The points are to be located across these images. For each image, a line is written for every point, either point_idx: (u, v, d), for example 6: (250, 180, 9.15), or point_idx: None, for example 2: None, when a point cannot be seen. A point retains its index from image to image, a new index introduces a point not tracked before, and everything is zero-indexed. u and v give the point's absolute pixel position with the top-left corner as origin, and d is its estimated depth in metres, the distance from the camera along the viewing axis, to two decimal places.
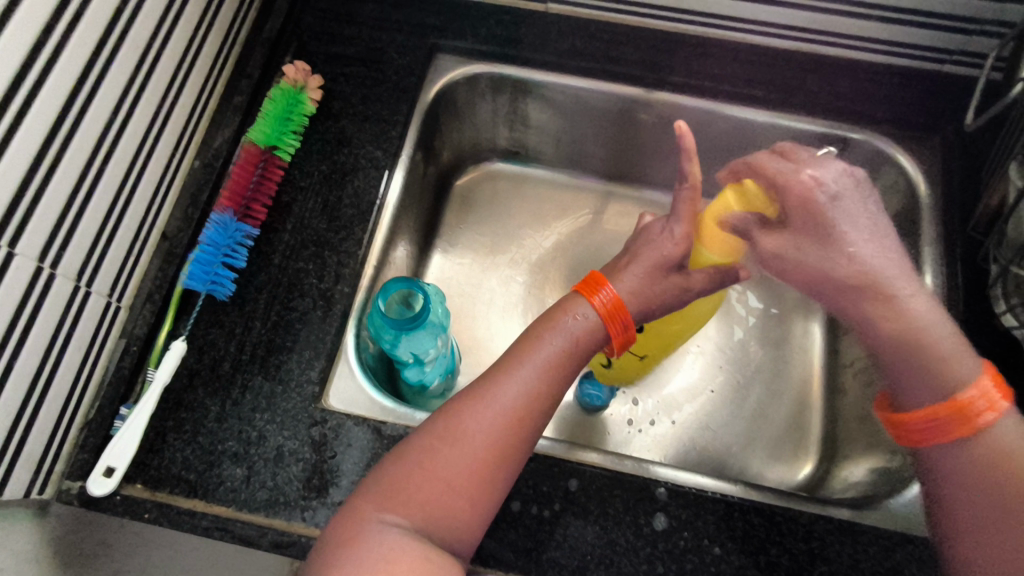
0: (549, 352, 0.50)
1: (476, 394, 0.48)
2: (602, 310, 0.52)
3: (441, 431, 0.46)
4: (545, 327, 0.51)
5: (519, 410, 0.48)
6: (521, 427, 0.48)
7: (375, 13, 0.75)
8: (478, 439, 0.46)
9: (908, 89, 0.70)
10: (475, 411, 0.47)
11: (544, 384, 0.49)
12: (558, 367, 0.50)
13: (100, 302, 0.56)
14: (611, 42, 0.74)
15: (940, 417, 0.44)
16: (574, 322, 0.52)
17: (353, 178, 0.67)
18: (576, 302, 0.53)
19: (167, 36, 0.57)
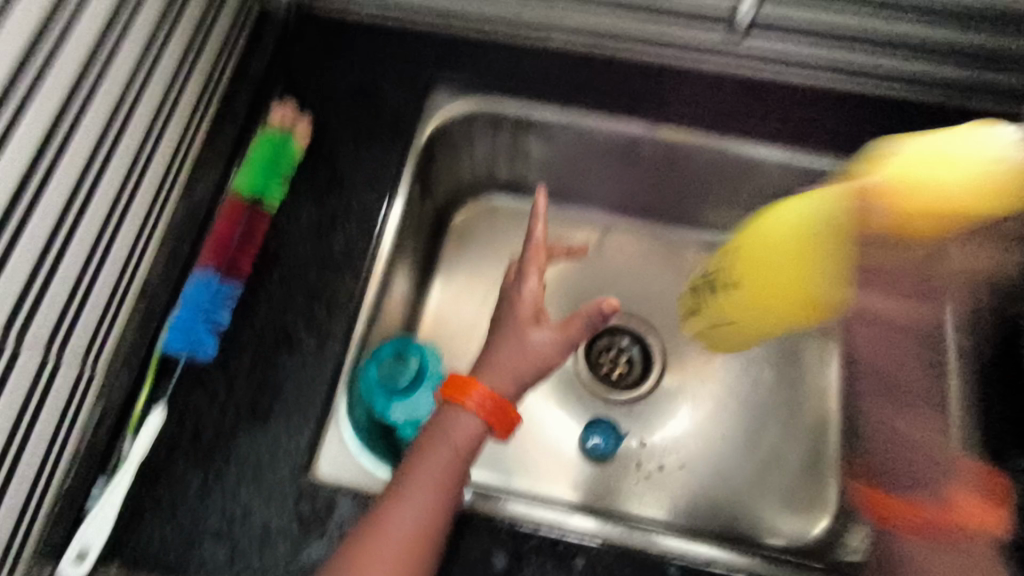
0: (449, 464, 0.50)
1: (380, 521, 0.48)
2: (480, 413, 0.52)
3: (348, 564, 0.46)
4: (426, 440, 0.51)
5: (421, 533, 0.48)
6: (425, 549, 0.47)
7: (368, 46, 0.72)
8: (383, 569, 0.46)
9: (932, 125, 0.67)
10: (378, 541, 0.47)
11: (447, 493, 0.49)
12: (448, 481, 0.50)
13: (73, 370, 0.52)
14: (616, 76, 0.71)
15: None
16: (439, 437, 0.51)
17: (345, 225, 0.63)
18: (451, 405, 0.52)
19: (143, 84, 0.54)
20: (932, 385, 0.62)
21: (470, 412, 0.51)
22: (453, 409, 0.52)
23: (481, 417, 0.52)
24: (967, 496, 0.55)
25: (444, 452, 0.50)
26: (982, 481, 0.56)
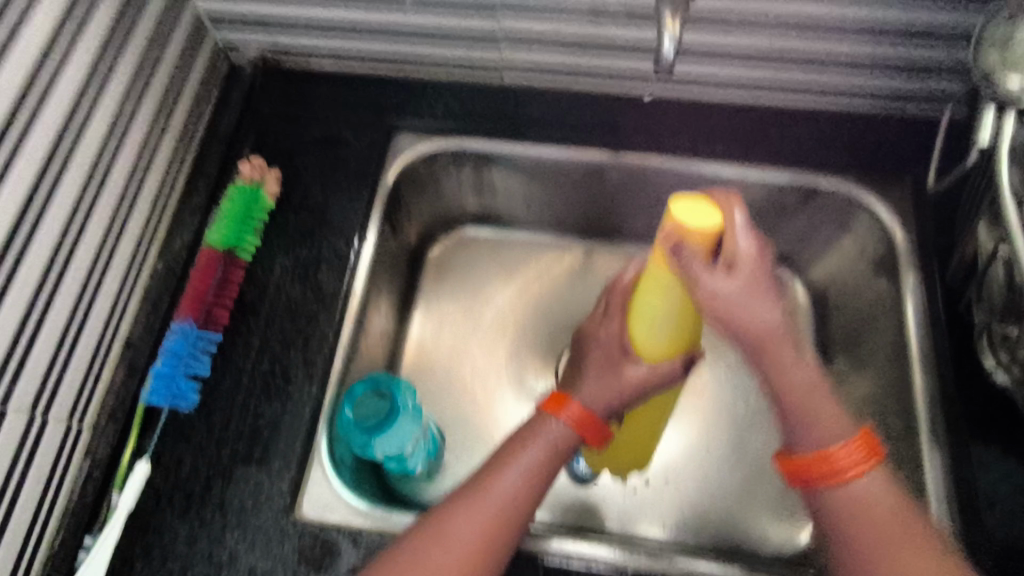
0: (542, 458, 0.53)
1: (475, 493, 0.51)
2: (573, 422, 0.54)
3: (441, 524, 0.49)
4: (531, 430, 0.54)
5: (511, 508, 0.51)
6: (510, 526, 0.50)
7: (332, 98, 0.75)
8: (472, 534, 0.49)
9: (871, 134, 0.70)
10: (472, 510, 0.50)
11: (525, 490, 0.52)
12: (543, 474, 0.53)
13: (59, 429, 0.55)
14: (569, 109, 0.74)
15: (818, 467, 0.50)
16: (545, 430, 0.54)
17: (318, 271, 0.66)
18: (548, 408, 0.56)
19: (114, 158, 0.59)
20: (898, 385, 0.64)
21: (564, 423, 0.54)
22: (549, 417, 0.55)
23: (574, 427, 0.54)
24: (875, 497, 0.49)
25: (547, 446, 0.53)
26: (957, 477, 0.56)
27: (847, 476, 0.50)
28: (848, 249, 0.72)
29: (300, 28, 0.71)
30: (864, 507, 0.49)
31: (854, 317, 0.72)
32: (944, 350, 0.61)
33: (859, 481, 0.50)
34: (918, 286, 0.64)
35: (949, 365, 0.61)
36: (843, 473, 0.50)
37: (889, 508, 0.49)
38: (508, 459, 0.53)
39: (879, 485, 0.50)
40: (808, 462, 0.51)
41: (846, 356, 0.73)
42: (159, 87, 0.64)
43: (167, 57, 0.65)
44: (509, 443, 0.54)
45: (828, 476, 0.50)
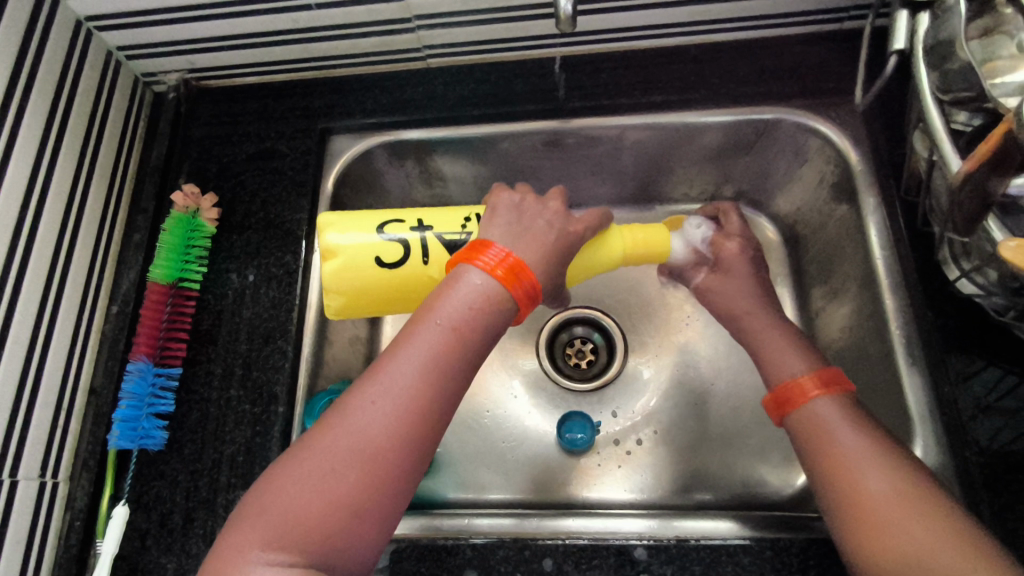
0: (463, 316, 0.46)
1: (380, 369, 0.45)
2: (490, 270, 0.48)
3: (344, 406, 0.44)
4: (438, 297, 0.48)
5: (423, 382, 0.44)
6: (426, 404, 0.44)
7: (260, 110, 0.74)
8: (375, 413, 0.43)
9: (810, 59, 0.68)
10: (376, 385, 0.44)
11: (444, 353, 0.46)
12: (457, 341, 0.46)
13: (32, 487, 0.55)
14: (499, 83, 0.72)
15: (791, 394, 0.53)
16: (457, 291, 0.48)
17: (268, 287, 0.65)
18: (466, 265, 0.49)
19: (38, 209, 0.58)
20: (873, 310, 0.62)
21: (484, 266, 0.48)
22: (470, 271, 0.49)
23: (495, 272, 0.48)
24: (834, 425, 0.50)
25: (459, 307, 0.47)
26: (937, 397, 0.55)
27: (813, 395, 0.52)
28: (806, 179, 0.71)
29: (214, 46, 0.70)
30: (822, 435, 0.50)
31: (824, 246, 0.71)
32: (910, 268, 0.60)
33: (818, 405, 0.52)
34: (877, 207, 0.62)
35: (917, 283, 0.59)
36: (808, 394, 0.52)
37: (842, 417, 0.50)
38: (417, 330, 0.46)
39: (831, 408, 0.51)
40: (787, 391, 0.54)
41: (820, 287, 0.73)
42: (77, 130, 0.63)
43: (81, 99, 0.64)
44: (420, 312, 0.48)
45: (797, 405, 0.53)
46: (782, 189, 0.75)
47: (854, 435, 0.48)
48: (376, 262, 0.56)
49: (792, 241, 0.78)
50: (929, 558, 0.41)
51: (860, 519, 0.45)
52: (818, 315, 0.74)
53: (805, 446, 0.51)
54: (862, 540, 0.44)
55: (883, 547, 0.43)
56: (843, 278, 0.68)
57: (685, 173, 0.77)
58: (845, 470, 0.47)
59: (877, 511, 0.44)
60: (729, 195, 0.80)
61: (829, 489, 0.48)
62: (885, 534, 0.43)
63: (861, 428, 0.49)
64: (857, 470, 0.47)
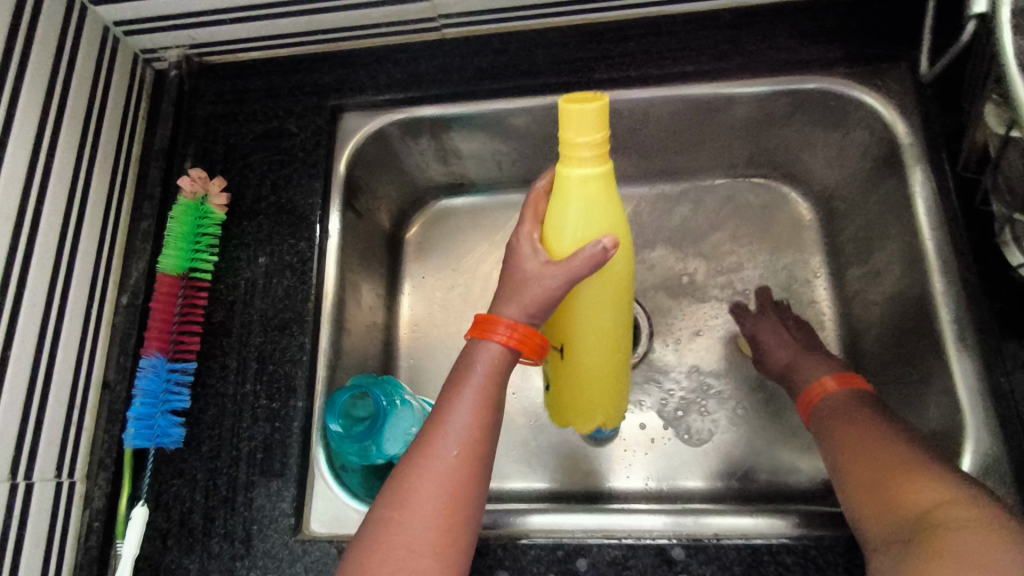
0: (489, 386, 0.47)
1: (422, 455, 0.45)
2: (510, 341, 0.48)
3: (396, 501, 0.43)
4: (462, 370, 0.48)
5: (467, 457, 0.45)
6: (475, 475, 0.45)
7: (266, 88, 0.70)
8: (432, 499, 0.43)
9: (855, 22, 0.63)
10: (423, 472, 0.44)
11: (481, 421, 0.46)
12: (490, 411, 0.47)
13: (49, 488, 0.53)
14: (519, 54, 0.67)
15: (808, 397, 0.58)
16: (482, 367, 0.48)
17: (283, 277, 0.62)
18: (479, 339, 0.49)
19: (40, 199, 0.55)
20: (920, 293, 0.59)
21: (498, 341, 0.48)
22: (479, 345, 0.49)
23: (511, 343, 0.48)
24: (850, 419, 0.52)
25: (486, 379, 0.47)
26: (991, 386, 0.53)
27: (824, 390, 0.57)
28: (846, 152, 0.68)
29: (216, 19, 0.65)
30: (841, 431, 0.51)
31: (864, 223, 0.68)
32: (964, 249, 0.56)
33: (845, 403, 0.54)
34: (925, 182, 0.59)
35: (971, 265, 0.56)
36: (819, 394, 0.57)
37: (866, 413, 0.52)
38: (447, 410, 0.47)
39: (850, 407, 0.53)
40: (805, 394, 0.58)
41: (859, 266, 0.69)
42: (76, 114, 0.59)
43: (78, 80, 0.60)
44: (447, 393, 0.48)
45: (822, 402, 0.56)
46: (819, 162, 0.71)
47: (869, 425, 0.50)
48: None
49: (828, 217, 0.74)
50: (917, 500, 0.42)
51: (865, 488, 0.46)
52: (856, 295, 0.70)
53: (825, 441, 0.52)
54: (867, 502, 0.45)
55: (881, 504, 0.44)
56: (884, 258, 0.65)
57: (715, 146, 0.73)
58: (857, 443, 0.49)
59: (879, 475, 0.45)
60: (762, 168, 0.76)
61: (841, 468, 0.49)
62: (882, 493, 0.44)
63: (872, 416, 0.51)
64: (867, 445, 0.48)
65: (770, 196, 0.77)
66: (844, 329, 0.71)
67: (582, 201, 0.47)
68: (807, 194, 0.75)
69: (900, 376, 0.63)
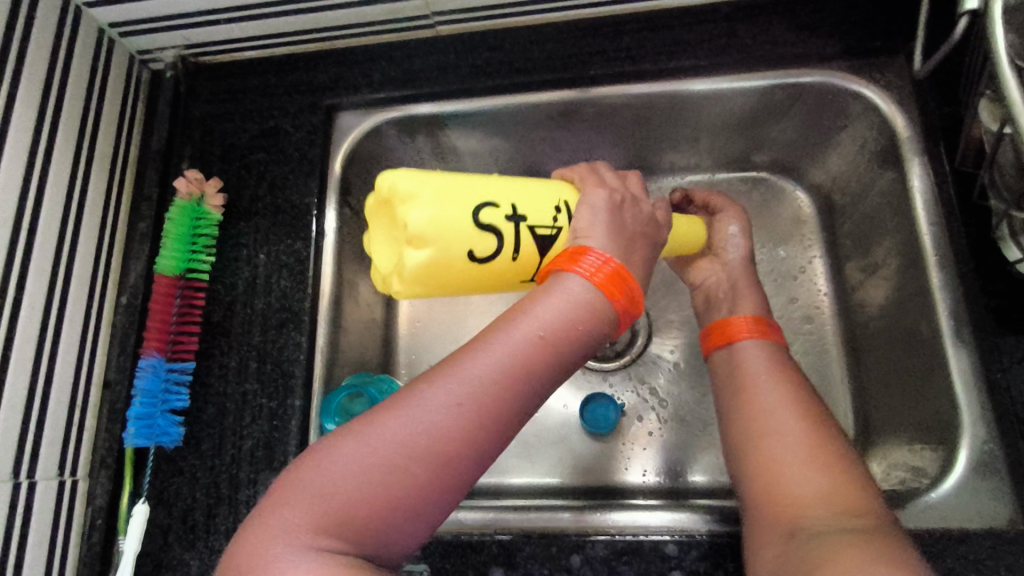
0: (560, 332, 0.42)
1: (464, 357, 0.41)
2: (595, 278, 0.44)
3: (424, 390, 0.39)
4: (539, 296, 0.43)
5: (507, 386, 0.40)
6: (501, 419, 0.39)
7: (262, 88, 0.70)
8: (458, 409, 0.38)
9: (854, 14, 0.62)
10: (462, 372, 0.40)
11: (530, 368, 0.41)
12: (549, 356, 0.42)
13: (51, 487, 0.54)
14: (514, 50, 0.67)
15: (716, 332, 0.58)
16: (563, 293, 0.43)
17: (279, 277, 0.63)
18: (564, 274, 0.44)
19: (38, 201, 0.55)
20: (918, 288, 0.58)
21: (583, 274, 0.44)
22: (565, 275, 0.44)
23: (596, 280, 0.44)
24: (758, 371, 0.54)
25: (561, 317, 0.42)
26: (987, 382, 0.52)
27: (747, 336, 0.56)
28: (844, 146, 0.67)
29: (211, 20, 0.65)
30: (745, 388, 0.53)
31: (864, 217, 0.67)
32: (962, 244, 0.55)
33: (751, 353, 0.55)
34: (923, 177, 0.58)
35: (969, 260, 0.55)
36: (740, 333, 0.57)
37: (766, 360, 0.55)
38: (513, 321, 0.42)
39: (760, 359, 0.55)
40: (718, 328, 0.58)
41: (858, 260, 0.69)
42: (72, 116, 0.60)
43: (74, 82, 0.60)
44: (519, 303, 0.44)
45: (728, 347, 0.57)
46: (818, 155, 0.71)
47: (776, 387, 0.52)
48: (467, 258, 0.47)
49: (828, 210, 0.73)
50: (797, 496, 0.45)
51: (765, 463, 0.49)
52: (856, 289, 0.69)
53: (724, 390, 0.55)
54: (755, 480, 0.49)
55: (778, 483, 0.47)
56: (883, 252, 0.64)
57: (712, 140, 0.73)
58: (757, 417, 0.51)
59: (777, 456, 0.48)
60: (760, 162, 0.75)
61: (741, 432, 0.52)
62: (775, 471, 0.48)
63: (786, 376, 0.53)
64: (768, 420, 0.51)
65: (769, 190, 0.76)
66: (843, 324, 0.71)
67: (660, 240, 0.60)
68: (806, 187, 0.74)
69: (899, 372, 0.62)
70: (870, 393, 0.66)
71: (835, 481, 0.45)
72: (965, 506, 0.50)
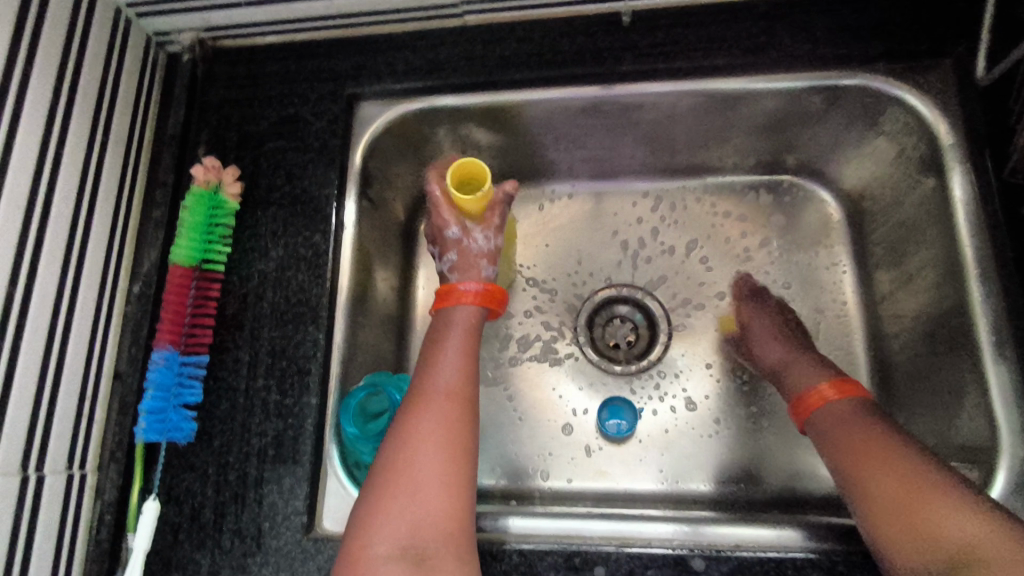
0: (466, 340, 0.56)
1: (417, 397, 0.52)
2: (476, 297, 0.58)
3: (393, 454, 0.48)
4: (442, 333, 0.56)
5: (457, 409, 0.51)
6: (462, 424, 0.50)
7: (282, 74, 0.68)
8: (432, 446, 0.48)
9: (898, 15, 0.60)
10: (421, 420, 0.50)
11: (467, 376, 0.54)
12: (471, 360, 0.55)
13: (60, 480, 0.53)
14: (544, 42, 0.65)
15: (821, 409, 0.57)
16: (453, 324, 0.57)
17: (297, 270, 0.61)
18: (449, 307, 0.58)
19: (52, 184, 0.53)
20: (957, 302, 0.57)
21: (467, 299, 0.58)
22: (449, 308, 0.58)
23: (477, 299, 0.58)
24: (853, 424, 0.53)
25: (464, 325, 0.57)
26: None
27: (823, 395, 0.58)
28: (880, 152, 0.65)
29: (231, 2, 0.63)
30: (851, 440, 0.52)
31: (899, 225, 0.65)
32: (1006, 256, 0.53)
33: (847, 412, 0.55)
34: (968, 186, 0.56)
35: (1013, 275, 0.53)
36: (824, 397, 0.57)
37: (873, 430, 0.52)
38: (427, 374, 0.53)
39: (859, 414, 0.54)
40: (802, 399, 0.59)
41: (890, 268, 0.67)
42: (87, 97, 0.58)
43: (89, 62, 0.58)
44: (420, 369, 0.54)
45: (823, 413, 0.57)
46: (852, 161, 0.69)
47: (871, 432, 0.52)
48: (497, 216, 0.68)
49: (858, 218, 0.71)
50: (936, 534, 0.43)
51: (868, 477, 0.49)
52: (885, 298, 0.68)
53: (833, 451, 0.53)
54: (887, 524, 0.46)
55: (911, 518, 0.45)
56: (918, 262, 0.62)
57: (741, 142, 0.71)
58: (861, 453, 0.50)
59: (885, 469, 0.48)
60: (790, 165, 0.73)
61: (848, 461, 0.51)
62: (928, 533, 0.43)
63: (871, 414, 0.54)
64: (870, 452, 0.50)
65: (797, 194, 0.75)
66: (871, 333, 0.69)
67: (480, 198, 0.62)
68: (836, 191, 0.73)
69: (931, 385, 0.61)
70: (898, 406, 0.65)
71: (935, 489, 0.45)
72: None
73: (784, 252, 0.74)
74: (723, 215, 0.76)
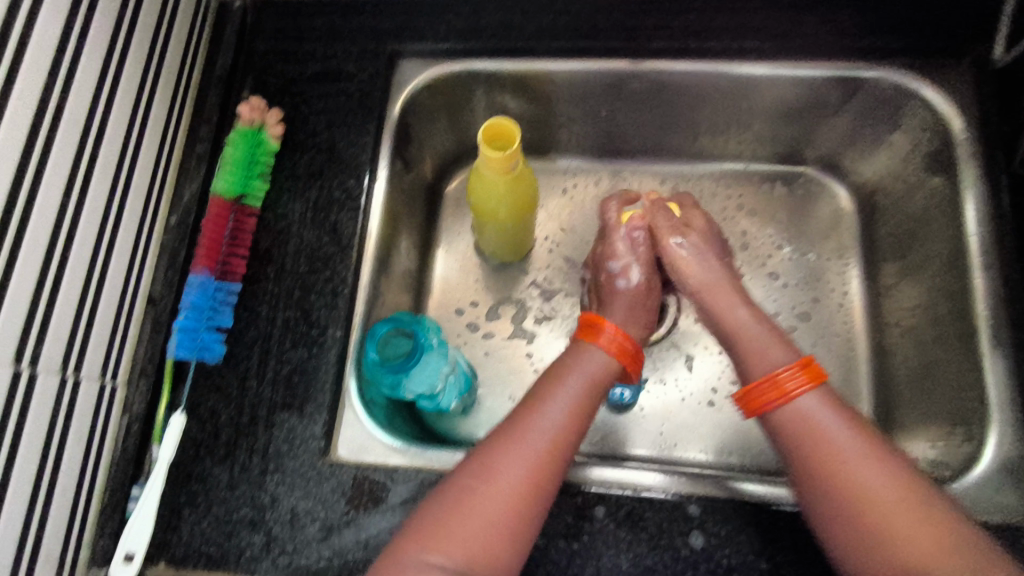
0: (588, 387, 0.53)
1: (511, 432, 0.50)
2: (612, 347, 0.56)
3: (470, 482, 0.47)
4: (559, 376, 0.54)
5: (547, 459, 0.48)
6: (549, 469, 0.48)
7: (327, 27, 0.70)
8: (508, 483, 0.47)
9: (922, 15, 0.63)
10: (506, 457, 0.48)
11: (570, 422, 0.51)
12: (582, 414, 0.52)
13: (93, 387, 0.55)
14: (583, 15, 0.68)
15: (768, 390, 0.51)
16: (580, 367, 0.54)
17: (331, 212, 0.63)
18: (587, 344, 0.56)
19: (110, 104, 0.56)
20: (958, 290, 0.59)
21: (603, 347, 0.56)
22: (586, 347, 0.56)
23: (613, 352, 0.56)
24: (827, 419, 0.48)
25: (591, 370, 0.54)
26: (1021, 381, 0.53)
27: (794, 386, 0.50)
28: (896, 146, 0.68)
29: None
30: (810, 425, 0.48)
31: (907, 220, 0.68)
32: (1009, 245, 0.56)
33: (802, 398, 0.50)
34: (979, 179, 0.59)
35: (1015, 265, 0.56)
36: (792, 390, 0.50)
37: (834, 412, 0.49)
38: (534, 414, 0.51)
39: (829, 411, 0.49)
40: (761, 386, 0.51)
41: (896, 261, 0.69)
42: (148, 27, 0.60)
43: None
44: (528, 403, 0.52)
45: (779, 402, 0.50)
46: (866, 155, 0.71)
47: (846, 429, 0.47)
48: (492, 188, 0.61)
49: (869, 212, 0.74)
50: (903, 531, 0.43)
51: (846, 484, 0.45)
52: (887, 288, 0.70)
53: (786, 437, 0.49)
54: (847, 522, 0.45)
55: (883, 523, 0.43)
56: (924, 255, 0.65)
57: (763, 129, 0.73)
58: (805, 425, 0.48)
59: (863, 474, 0.45)
60: (808, 157, 0.76)
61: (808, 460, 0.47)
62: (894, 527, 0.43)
63: (839, 404, 0.49)
64: (870, 487, 0.45)
65: (811, 187, 0.77)
66: (872, 322, 0.71)
67: (500, 166, 0.58)
68: (849, 186, 0.75)
69: (927, 370, 0.63)
70: (894, 390, 0.67)
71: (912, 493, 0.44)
72: (986, 497, 0.51)
73: (794, 241, 0.76)
74: (737, 203, 0.78)
